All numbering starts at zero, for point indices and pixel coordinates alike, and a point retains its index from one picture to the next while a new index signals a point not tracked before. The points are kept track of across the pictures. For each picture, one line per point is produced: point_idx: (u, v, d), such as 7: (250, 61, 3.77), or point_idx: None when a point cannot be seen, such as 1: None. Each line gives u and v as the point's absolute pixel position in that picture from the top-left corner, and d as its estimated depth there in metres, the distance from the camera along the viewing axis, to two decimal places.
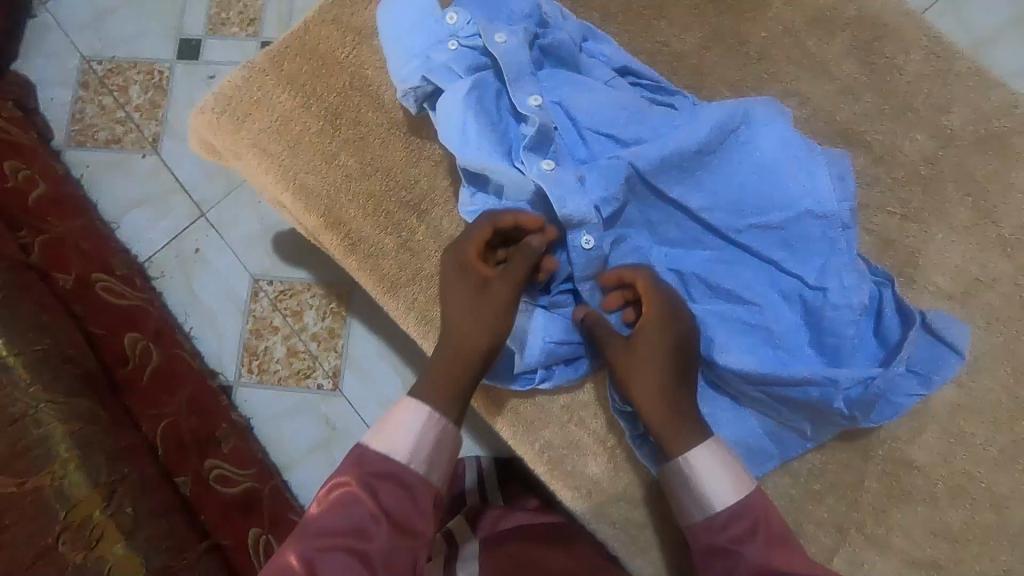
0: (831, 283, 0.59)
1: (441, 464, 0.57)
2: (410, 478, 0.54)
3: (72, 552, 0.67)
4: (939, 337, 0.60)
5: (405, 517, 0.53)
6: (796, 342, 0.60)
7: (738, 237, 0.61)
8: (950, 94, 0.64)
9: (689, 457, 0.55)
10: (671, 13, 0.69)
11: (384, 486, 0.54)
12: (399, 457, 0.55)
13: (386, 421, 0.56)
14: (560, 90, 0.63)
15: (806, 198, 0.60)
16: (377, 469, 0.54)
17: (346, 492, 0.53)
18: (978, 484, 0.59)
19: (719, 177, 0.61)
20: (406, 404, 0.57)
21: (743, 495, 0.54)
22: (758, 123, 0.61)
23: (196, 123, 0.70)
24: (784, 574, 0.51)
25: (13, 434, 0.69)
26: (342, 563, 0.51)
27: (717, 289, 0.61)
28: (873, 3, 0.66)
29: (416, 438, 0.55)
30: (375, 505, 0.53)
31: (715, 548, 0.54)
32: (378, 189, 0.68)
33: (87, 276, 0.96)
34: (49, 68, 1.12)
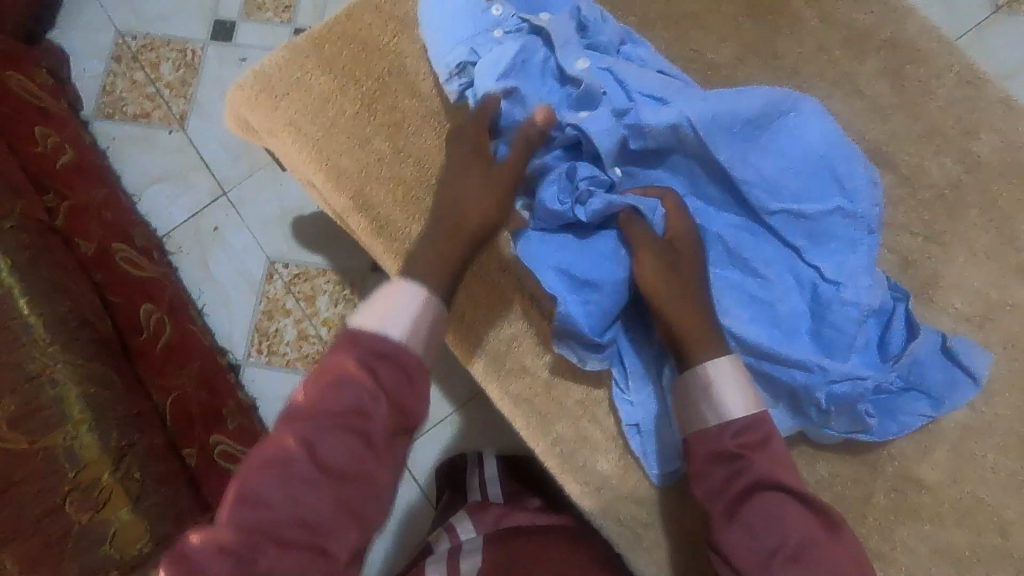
0: (846, 280, 0.60)
1: (436, 337, 0.54)
2: (407, 357, 0.51)
3: (77, 512, 0.68)
4: (945, 355, 0.60)
5: (403, 394, 0.50)
6: (797, 328, 0.60)
7: (767, 217, 0.62)
8: (978, 120, 0.65)
9: (713, 366, 0.55)
10: (708, 24, 0.70)
11: (382, 364, 0.50)
12: (395, 334, 0.51)
13: (382, 302, 0.53)
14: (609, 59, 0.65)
15: (839, 196, 0.61)
16: (375, 347, 0.50)
17: (341, 375, 0.49)
18: (987, 507, 0.59)
19: (763, 156, 0.62)
20: (406, 287, 0.54)
21: (753, 411, 0.54)
22: (808, 111, 0.62)
23: (233, 99, 0.71)
24: (786, 488, 0.51)
25: (31, 393, 0.70)
26: (343, 442, 0.48)
27: (736, 259, 0.62)
28: (906, 28, 0.68)
29: (411, 320, 0.52)
30: (374, 379, 0.49)
31: (724, 453, 0.53)
32: (408, 175, 0.68)
33: (108, 245, 0.96)
34: (85, 40, 1.14)
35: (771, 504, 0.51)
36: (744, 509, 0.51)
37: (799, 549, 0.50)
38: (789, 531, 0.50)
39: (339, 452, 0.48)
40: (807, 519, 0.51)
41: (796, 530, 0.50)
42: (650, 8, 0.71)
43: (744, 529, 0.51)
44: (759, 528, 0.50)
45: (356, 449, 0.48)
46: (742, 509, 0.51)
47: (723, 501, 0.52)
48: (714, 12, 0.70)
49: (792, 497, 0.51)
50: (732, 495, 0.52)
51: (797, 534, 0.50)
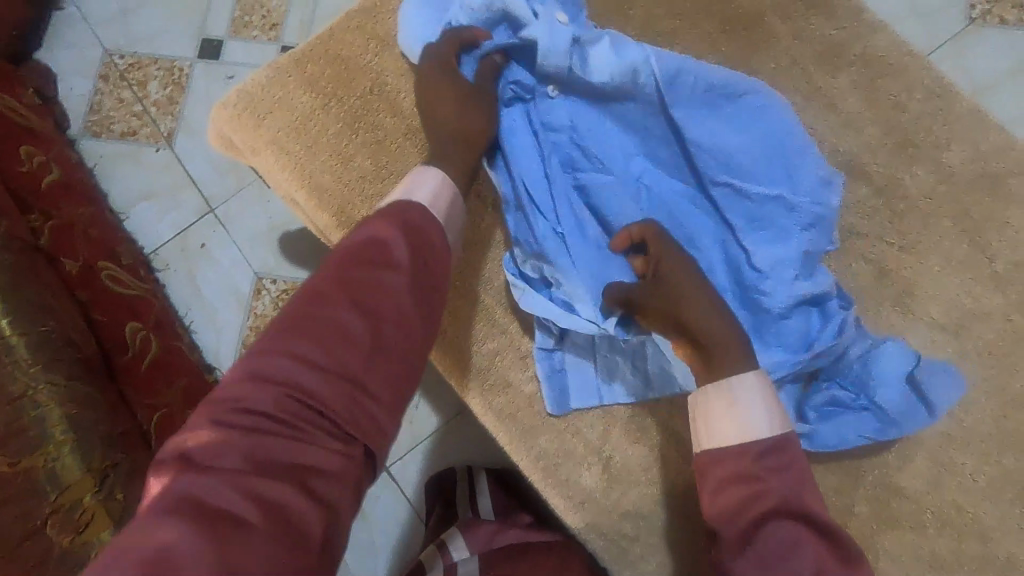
0: (771, 270, 0.61)
1: (454, 214, 0.60)
2: (430, 221, 0.56)
3: (60, 534, 0.67)
4: (902, 380, 0.59)
5: (430, 259, 0.54)
6: (712, 301, 0.64)
7: (711, 190, 0.64)
8: (950, 132, 0.67)
9: (739, 381, 0.56)
10: (684, 41, 0.72)
11: (411, 245, 0.53)
12: (421, 202, 0.57)
13: (405, 186, 0.59)
14: (600, 43, 0.63)
15: (785, 184, 0.62)
16: (405, 218, 0.55)
17: (374, 239, 0.52)
18: (967, 514, 0.60)
19: (711, 139, 0.62)
20: (423, 171, 0.61)
21: (780, 434, 0.54)
22: (775, 101, 0.62)
23: (216, 118, 0.71)
24: (808, 517, 0.50)
25: (12, 414, 0.69)
26: (374, 287, 0.50)
27: (671, 222, 0.65)
28: (878, 42, 0.69)
29: (431, 193, 0.59)
30: (405, 235, 0.54)
31: (744, 472, 0.53)
32: (390, 192, 0.69)
33: (94, 263, 0.97)
34: (72, 59, 1.15)
35: (788, 532, 0.49)
36: (756, 535, 0.49)
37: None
38: (806, 559, 0.48)
39: (371, 300, 0.49)
40: (826, 550, 0.48)
41: (810, 557, 0.48)
42: (628, 25, 0.72)
43: (759, 555, 0.48)
44: (769, 556, 0.48)
45: (387, 299, 0.50)
46: (756, 532, 0.50)
47: (739, 523, 0.51)
48: (691, 28, 0.72)
49: (811, 526, 0.49)
50: (749, 517, 0.51)
51: (811, 561, 0.47)
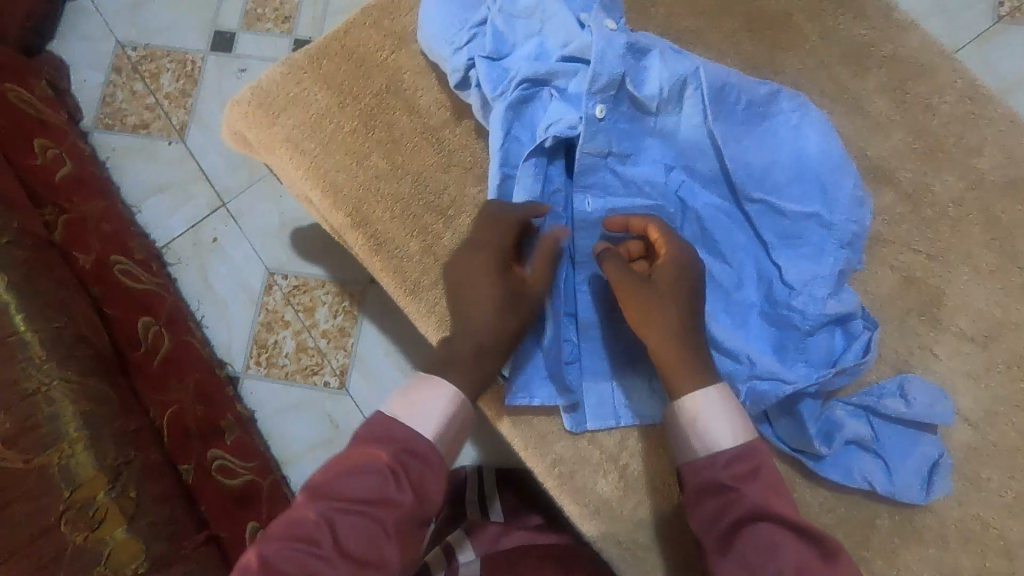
0: (802, 287, 0.61)
1: (460, 440, 0.57)
2: (429, 452, 0.54)
3: (73, 532, 0.67)
4: (925, 468, 0.58)
5: (422, 486, 0.53)
6: (746, 316, 0.62)
7: (745, 205, 0.63)
8: (981, 137, 0.65)
9: (701, 396, 0.55)
10: (708, 39, 0.70)
11: (406, 455, 0.53)
12: (422, 430, 0.54)
13: (409, 394, 0.56)
14: (652, 55, 0.60)
15: (820, 204, 0.62)
16: (402, 440, 0.54)
17: (368, 460, 0.52)
18: (991, 530, 0.58)
19: (755, 151, 0.62)
20: (432, 381, 0.57)
21: (744, 442, 0.54)
22: (812, 118, 0.63)
23: (230, 114, 0.70)
24: (781, 520, 0.50)
25: (25, 409, 0.69)
26: (361, 525, 0.50)
27: (706, 239, 0.63)
28: (908, 43, 0.67)
29: (437, 417, 0.55)
30: (397, 471, 0.52)
31: (714, 484, 0.53)
32: (406, 192, 0.68)
33: (106, 257, 0.96)
34: (85, 51, 1.14)
35: (764, 536, 0.50)
36: (737, 544, 0.51)
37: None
38: (784, 562, 0.48)
39: (355, 535, 0.50)
40: (803, 550, 0.49)
41: (791, 561, 0.48)
42: (649, 23, 0.71)
43: (740, 562, 0.50)
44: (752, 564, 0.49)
45: (371, 537, 0.50)
46: (736, 540, 0.51)
47: (718, 531, 0.52)
48: (715, 27, 0.70)
49: (786, 528, 0.50)
50: (723, 525, 0.52)
51: (791, 564, 0.48)
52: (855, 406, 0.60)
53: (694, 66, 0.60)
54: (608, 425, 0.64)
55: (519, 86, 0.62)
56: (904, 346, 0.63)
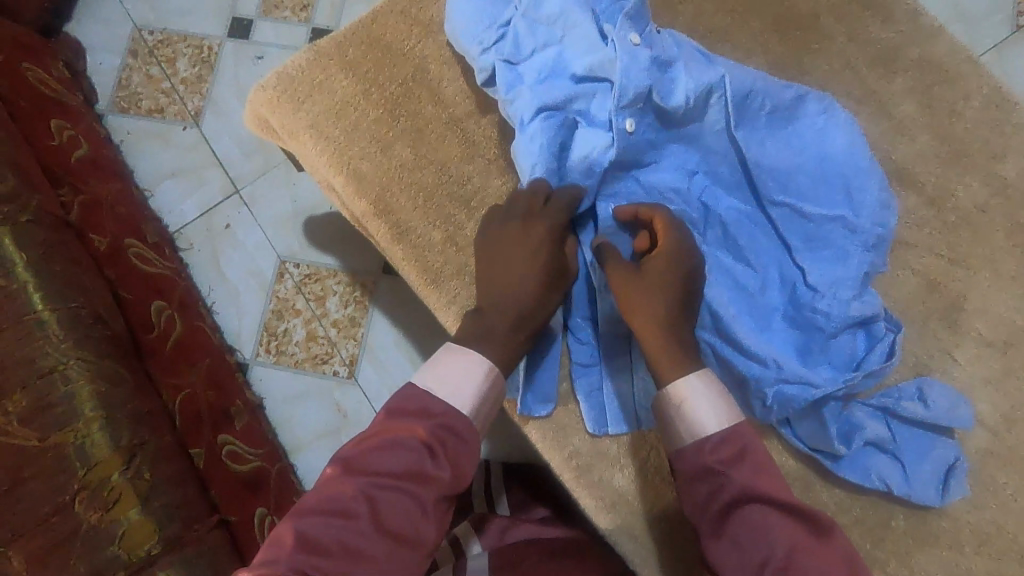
0: (826, 289, 0.61)
1: (490, 417, 0.58)
2: (465, 428, 0.55)
3: (87, 511, 0.68)
4: (940, 473, 0.59)
5: (458, 461, 0.54)
6: (769, 320, 0.62)
7: (770, 209, 0.63)
8: (1006, 143, 0.65)
9: (684, 382, 0.55)
10: (734, 39, 0.70)
11: (441, 430, 0.54)
12: (459, 406, 0.55)
13: (445, 369, 0.56)
14: (677, 67, 0.61)
15: (845, 206, 0.62)
16: (437, 415, 0.54)
17: (404, 435, 0.53)
18: (1007, 534, 0.59)
19: (777, 152, 0.63)
20: (468, 355, 0.57)
21: (728, 425, 0.54)
22: (838, 119, 0.63)
23: (255, 99, 0.70)
24: (771, 500, 0.51)
25: (43, 388, 0.70)
26: (399, 500, 0.51)
27: (729, 242, 0.63)
28: (935, 48, 0.67)
29: (474, 393, 0.56)
30: (434, 446, 0.53)
31: (703, 470, 0.53)
32: (429, 182, 0.68)
33: (121, 240, 0.96)
34: (102, 33, 1.14)
35: (755, 517, 0.51)
36: (729, 525, 0.52)
37: (789, 560, 0.49)
38: (777, 541, 0.50)
39: (395, 510, 0.50)
40: (793, 526, 0.50)
41: (783, 542, 0.49)
42: (676, 20, 0.71)
43: (733, 544, 0.51)
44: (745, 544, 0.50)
45: (409, 511, 0.51)
46: (729, 523, 0.52)
47: (710, 515, 0.52)
48: (741, 26, 0.70)
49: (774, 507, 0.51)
50: (716, 509, 0.52)
51: (784, 546, 0.49)
52: (874, 408, 0.60)
53: (721, 74, 0.61)
54: (627, 426, 0.63)
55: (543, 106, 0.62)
56: (925, 349, 0.63)
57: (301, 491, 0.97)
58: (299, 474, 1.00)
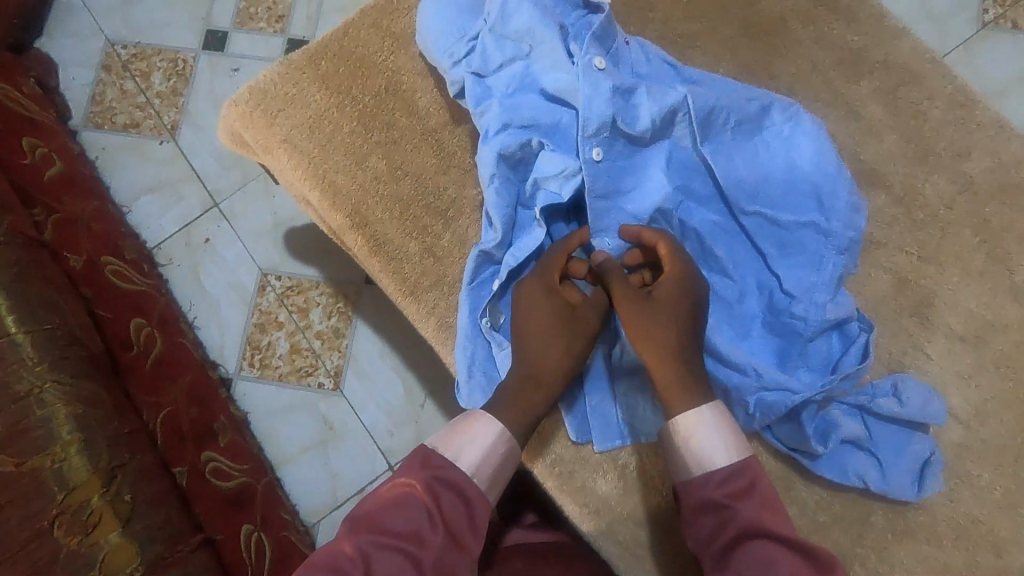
0: (802, 294, 0.62)
1: (498, 480, 0.57)
2: (470, 493, 0.54)
3: (66, 536, 0.66)
4: (915, 467, 0.60)
5: (458, 525, 0.53)
6: (748, 327, 0.63)
7: (743, 219, 0.63)
8: (971, 141, 0.66)
9: (694, 414, 0.56)
10: (704, 44, 0.71)
11: (443, 491, 0.54)
12: (463, 466, 0.55)
13: (455, 430, 0.57)
14: (639, 93, 0.61)
15: (816, 213, 0.63)
16: (440, 474, 0.54)
17: (406, 493, 0.53)
18: (983, 527, 0.60)
19: (748, 163, 0.63)
20: (480, 417, 0.57)
21: (736, 459, 0.54)
22: (804, 127, 0.64)
23: (227, 114, 0.70)
24: (776, 536, 0.51)
25: (18, 411, 0.68)
26: (395, 562, 0.50)
27: (707, 255, 0.64)
28: (900, 49, 0.69)
29: (481, 455, 0.56)
30: (434, 507, 0.53)
31: (709, 503, 0.53)
32: (406, 194, 0.68)
33: (98, 258, 0.95)
34: (73, 48, 1.12)
35: (759, 551, 0.50)
36: (733, 557, 0.51)
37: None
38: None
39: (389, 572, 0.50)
40: (796, 561, 0.50)
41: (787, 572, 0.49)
42: (647, 27, 0.71)
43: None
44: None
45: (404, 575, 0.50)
46: (731, 556, 0.51)
47: (714, 549, 0.53)
48: (711, 31, 0.71)
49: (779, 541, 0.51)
50: (721, 541, 0.52)
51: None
52: (850, 406, 0.61)
53: (682, 96, 0.61)
54: (612, 444, 0.64)
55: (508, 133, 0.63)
56: (898, 346, 0.64)
57: (289, 506, 0.97)
58: (286, 489, 1.00)
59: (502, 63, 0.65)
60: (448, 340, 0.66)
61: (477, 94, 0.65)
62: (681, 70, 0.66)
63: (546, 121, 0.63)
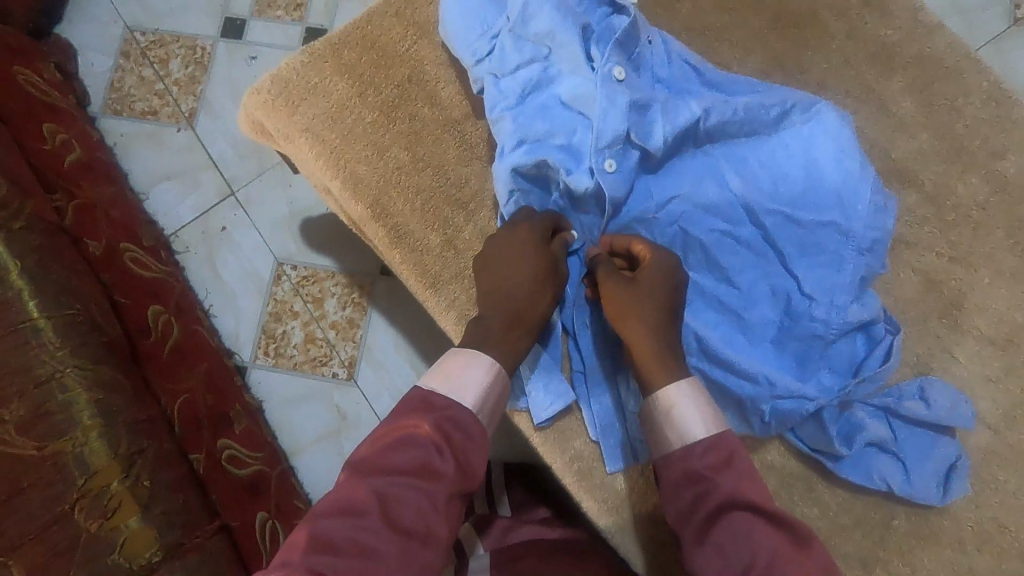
0: (822, 296, 0.61)
1: (497, 414, 0.57)
2: (472, 426, 0.54)
3: (87, 519, 0.67)
4: (941, 469, 0.59)
5: (466, 458, 0.53)
6: (762, 334, 0.62)
7: (763, 218, 0.62)
8: (1006, 139, 0.65)
9: (673, 390, 0.55)
10: (732, 37, 0.70)
11: (448, 426, 0.53)
12: (466, 403, 0.55)
13: (452, 369, 0.56)
14: (654, 109, 0.61)
15: (837, 212, 0.62)
16: (445, 411, 0.54)
17: (413, 432, 0.52)
18: (1008, 532, 0.59)
19: (762, 165, 0.64)
20: (471, 354, 0.57)
21: (713, 433, 0.54)
22: (825, 126, 0.63)
23: (249, 103, 0.69)
24: (758, 510, 0.50)
25: (39, 396, 0.69)
26: (410, 498, 0.49)
27: (712, 264, 0.63)
28: (934, 44, 0.67)
29: (480, 390, 0.55)
30: (442, 441, 0.52)
31: (690, 475, 0.53)
32: (427, 185, 0.68)
33: (116, 244, 0.95)
34: (93, 35, 1.13)
35: (740, 526, 0.49)
36: (712, 533, 0.50)
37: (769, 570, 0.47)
38: (758, 547, 0.48)
39: (405, 508, 0.49)
40: (781, 539, 0.49)
41: (766, 550, 0.48)
42: (674, 19, 0.70)
43: (716, 551, 0.50)
44: (728, 550, 0.49)
45: (421, 508, 0.49)
46: (713, 530, 0.50)
47: (694, 522, 0.52)
48: (740, 25, 0.70)
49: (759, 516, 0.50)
50: (700, 517, 0.51)
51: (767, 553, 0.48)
52: (875, 407, 0.60)
53: (696, 113, 0.61)
54: (620, 454, 0.63)
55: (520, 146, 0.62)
56: (926, 348, 0.63)
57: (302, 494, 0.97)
58: (300, 477, 1.00)
59: (520, 66, 0.64)
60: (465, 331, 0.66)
61: (494, 98, 0.64)
62: (703, 73, 0.66)
63: (559, 131, 0.62)
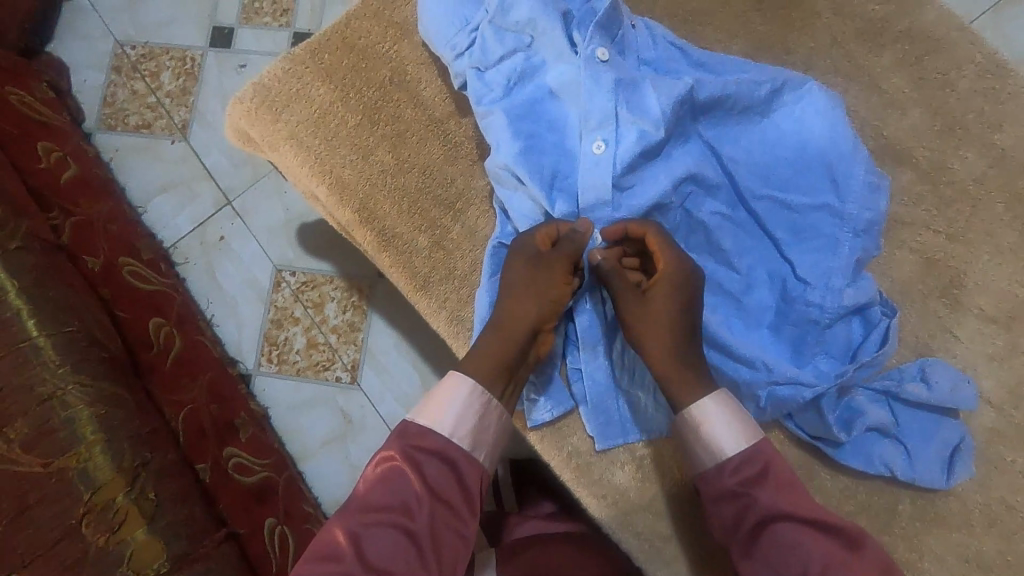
0: (816, 280, 0.60)
1: (484, 436, 0.57)
2: (456, 458, 0.55)
3: (94, 534, 0.68)
4: (944, 453, 0.58)
5: (447, 493, 0.54)
6: (759, 320, 0.61)
7: (753, 204, 0.62)
8: (1002, 111, 0.63)
9: (699, 409, 0.55)
10: (717, 20, 0.69)
11: (427, 461, 0.55)
12: (442, 431, 0.56)
13: (433, 398, 0.57)
14: (644, 86, 0.60)
15: (831, 194, 0.61)
16: (422, 443, 0.55)
17: (390, 468, 0.55)
18: (1016, 513, 0.58)
19: (754, 147, 0.62)
20: (451, 379, 0.58)
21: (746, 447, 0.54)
22: (816, 105, 0.62)
23: (233, 112, 0.69)
24: (797, 516, 0.51)
25: (42, 414, 0.70)
26: (388, 538, 0.52)
27: (713, 247, 0.63)
28: (925, 17, 0.65)
29: (459, 417, 0.56)
30: (420, 478, 0.54)
31: (726, 492, 0.54)
32: (412, 186, 0.67)
33: (115, 260, 0.96)
34: (84, 51, 1.13)
35: (786, 536, 0.51)
36: (758, 547, 0.52)
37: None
38: (809, 557, 0.50)
39: (384, 550, 0.52)
40: (827, 545, 0.50)
41: (817, 558, 0.49)
42: (656, 6, 0.69)
43: (764, 561, 0.51)
44: (778, 565, 0.50)
45: (399, 549, 0.52)
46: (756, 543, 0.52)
47: (739, 537, 0.53)
48: (725, 7, 0.68)
49: (802, 523, 0.51)
50: (744, 532, 0.52)
51: (818, 561, 0.49)
52: (876, 391, 0.59)
53: (689, 88, 0.59)
54: (614, 442, 0.63)
55: (505, 135, 0.62)
56: (925, 328, 0.62)
57: (311, 499, 0.98)
58: (308, 481, 1.01)
59: (504, 55, 0.63)
60: (458, 330, 0.66)
61: (477, 91, 0.64)
62: (688, 53, 0.64)
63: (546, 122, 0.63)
